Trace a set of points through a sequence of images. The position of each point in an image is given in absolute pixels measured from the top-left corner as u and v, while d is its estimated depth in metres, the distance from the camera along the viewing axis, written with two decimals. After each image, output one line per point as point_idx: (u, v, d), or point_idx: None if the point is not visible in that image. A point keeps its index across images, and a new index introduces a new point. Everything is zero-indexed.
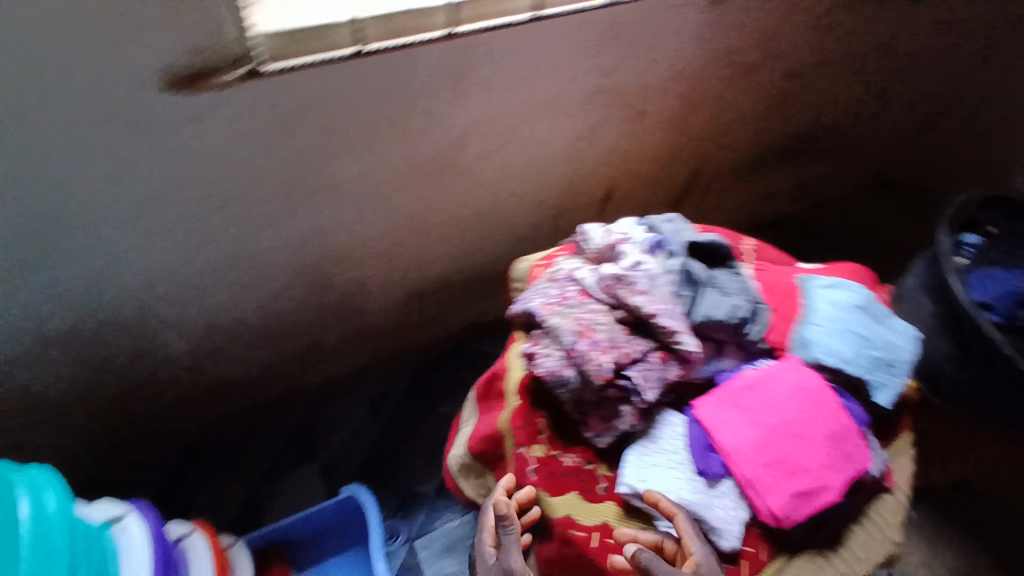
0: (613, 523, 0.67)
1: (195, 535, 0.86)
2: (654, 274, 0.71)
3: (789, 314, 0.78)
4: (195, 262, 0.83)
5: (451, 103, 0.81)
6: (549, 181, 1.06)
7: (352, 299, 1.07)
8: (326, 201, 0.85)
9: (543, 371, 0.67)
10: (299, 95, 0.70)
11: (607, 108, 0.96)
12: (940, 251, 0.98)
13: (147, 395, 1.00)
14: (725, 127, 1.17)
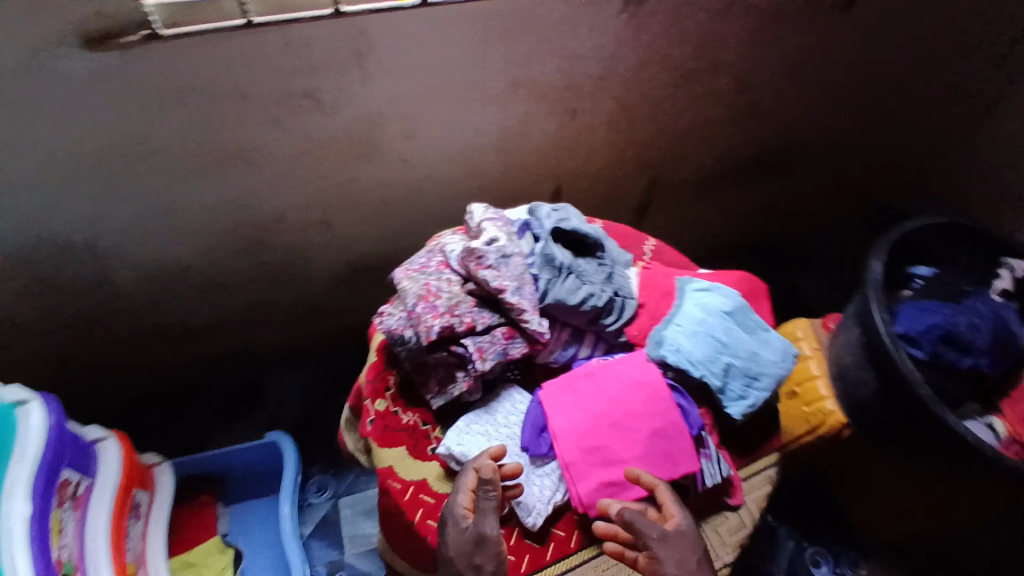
0: (431, 482, 0.68)
1: (109, 441, 0.91)
2: (509, 253, 0.73)
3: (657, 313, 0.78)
4: (132, 206, 0.94)
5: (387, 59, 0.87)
6: (482, 170, 1.11)
7: (291, 265, 1.15)
8: (251, 162, 0.93)
9: (383, 328, 0.70)
10: (216, 64, 0.80)
11: (529, 98, 1.01)
12: (870, 279, 0.90)
13: (111, 331, 1.13)
14: (672, 132, 1.19)
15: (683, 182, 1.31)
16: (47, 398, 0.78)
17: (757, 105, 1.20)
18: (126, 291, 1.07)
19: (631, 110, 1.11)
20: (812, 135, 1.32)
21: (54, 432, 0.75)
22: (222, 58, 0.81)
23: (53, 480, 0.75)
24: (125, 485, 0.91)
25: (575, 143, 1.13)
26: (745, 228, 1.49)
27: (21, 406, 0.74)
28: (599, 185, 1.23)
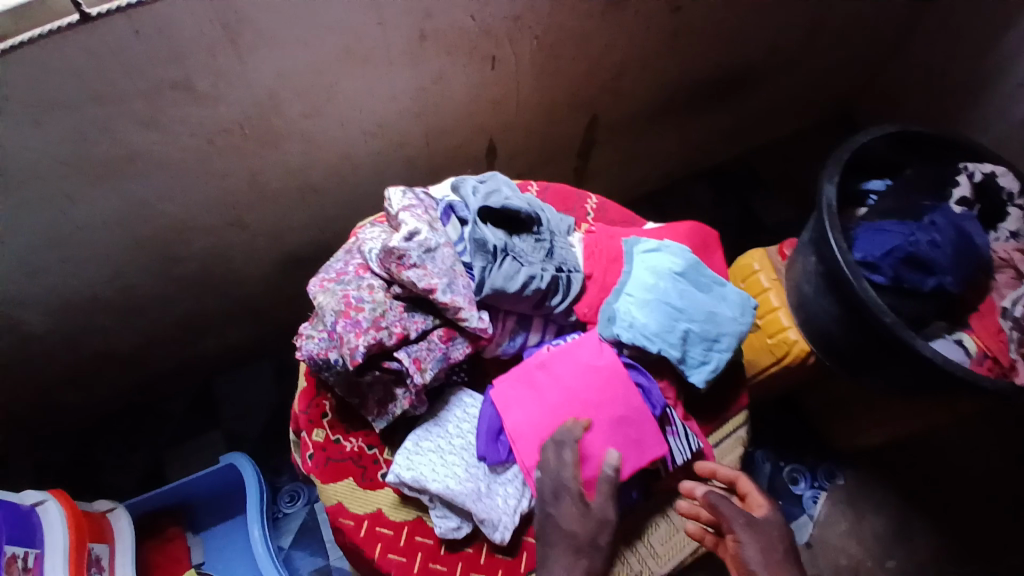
0: (386, 511, 0.64)
1: (49, 503, 0.83)
2: (433, 246, 0.65)
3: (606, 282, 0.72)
4: (4, 244, 0.81)
5: (274, 30, 0.74)
6: (404, 138, 1.00)
7: (217, 272, 1.04)
8: (133, 172, 0.81)
9: (304, 354, 0.63)
10: (60, 69, 0.66)
11: (442, 52, 0.89)
12: (824, 204, 0.85)
13: (27, 376, 1.02)
14: (608, 66, 1.08)
15: (626, 117, 1.21)
16: None
17: (696, 24, 1.09)
18: (31, 335, 0.95)
19: (558, 48, 0.99)
20: (760, 47, 1.22)
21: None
22: (76, 63, 0.67)
23: None
24: (77, 543, 0.85)
25: (503, 93, 1.02)
26: (695, 153, 1.42)
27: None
28: (535, 134, 1.13)
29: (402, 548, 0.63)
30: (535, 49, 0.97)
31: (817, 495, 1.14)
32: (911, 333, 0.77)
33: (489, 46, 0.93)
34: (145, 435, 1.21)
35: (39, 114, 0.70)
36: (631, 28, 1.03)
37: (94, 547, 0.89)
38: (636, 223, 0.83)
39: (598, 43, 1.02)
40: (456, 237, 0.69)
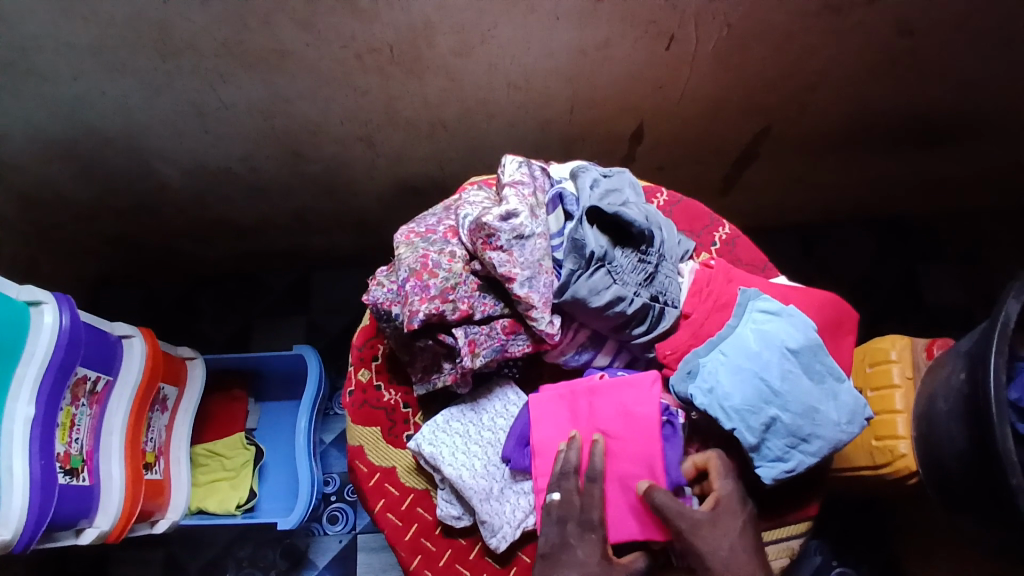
0: (399, 472, 0.64)
1: (135, 340, 0.99)
2: (527, 234, 0.61)
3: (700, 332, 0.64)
4: (164, 102, 0.89)
5: None
6: (548, 99, 0.93)
7: (336, 177, 1.07)
8: (281, 67, 0.85)
9: (370, 300, 0.62)
10: None
11: (613, 20, 0.80)
12: (1000, 318, 0.68)
13: (165, 215, 1.15)
14: (802, 77, 0.92)
15: (802, 138, 1.05)
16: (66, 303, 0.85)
17: (930, 54, 0.89)
18: (170, 182, 1.06)
19: (749, 43, 0.85)
20: (1002, 101, 0.98)
21: (66, 335, 0.83)
22: None
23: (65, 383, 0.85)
24: (149, 380, 1.00)
25: (668, 78, 0.91)
26: (872, 199, 1.22)
27: (37, 307, 0.82)
28: (691, 132, 1.02)
29: (402, 513, 0.63)
30: (718, 42, 0.85)
31: None
32: None
33: (667, 26, 0.82)
34: (244, 299, 1.33)
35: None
36: (838, 43, 0.86)
37: (163, 389, 1.06)
38: (764, 269, 0.72)
39: (794, 51, 0.87)
40: (556, 231, 0.64)
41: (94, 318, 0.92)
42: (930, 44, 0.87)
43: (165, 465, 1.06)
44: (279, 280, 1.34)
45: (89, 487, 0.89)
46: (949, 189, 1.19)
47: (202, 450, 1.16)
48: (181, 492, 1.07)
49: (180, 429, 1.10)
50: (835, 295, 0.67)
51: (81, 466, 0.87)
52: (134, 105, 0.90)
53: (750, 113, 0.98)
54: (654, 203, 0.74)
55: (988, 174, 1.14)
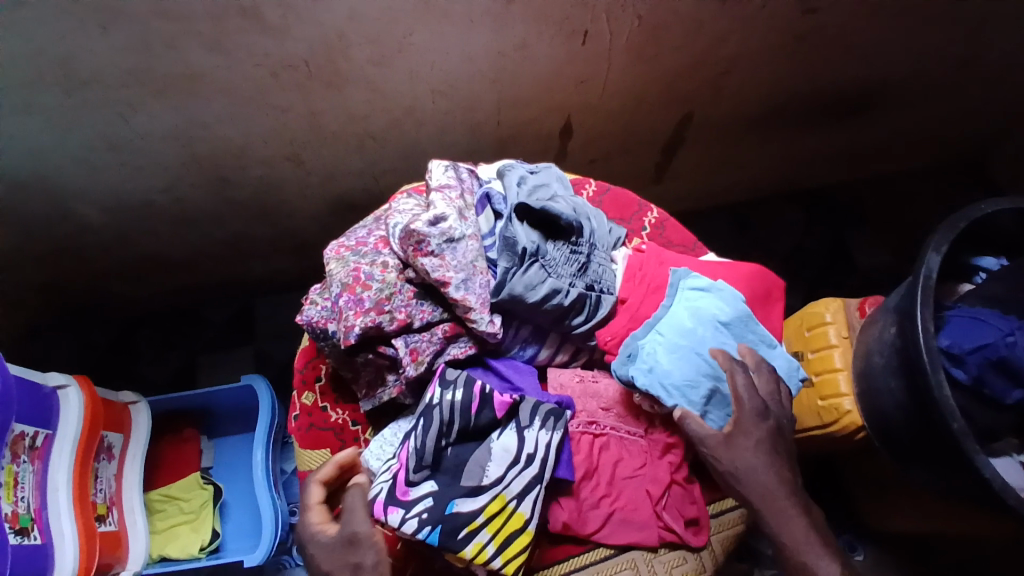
0: (352, 492, 0.62)
1: (71, 389, 0.93)
2: (457, 236, 0.60)
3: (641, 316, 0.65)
4: (74, 139, 0.86)
5: None
6: (473, 103, 0.94)
7: (268, 199, 1.04)
8: (195, 92, 0.82)
9: (303, 319, 0.61)
10: None
11: (528, 19, 0.82)
12: (923, 274, 0.72)
13: (89, 256, 1.10)
14: (716, 61, 0.95)
15: (723, 120, 1.09)
16: None
17: (829, 29, 0.94)
18: (92, 221, 1.02)
19: (660, 32, 0.88)
20: (900, 69, 1.05)
21: None
22: None
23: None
24: (93, 428, 0.96)
25: (587, 72, 0.92)
26: (795, 172, 1.27)
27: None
28: (617, 123, 1.04)
29: None
30: (631, 33, 0.87)
31: None
32: (977, 446, 0.66)
33: (579, 21, 0.84)
34: (185, 335, 1.29)
35: (109, 24, 0.71)
36: (746, 25, 0.90)
37: (107, 436, 1.01)
38: (694, 248, 0.74)
39: (704, 37, 0.90)
40: (487, 231, 0.65)
41: (25, 370, 0.88)
42: (829, 22, 0.92)
43: (119, 516, 1.01)
44: (218, 312, 1.32)
45: (42, 547, 0.84)
46: (862, 155, 1.25)
47: (157, 495, 1.11)
48: (140, 542, 1.02)
49: (131, 477, 1.05)
50: (761, 266, 0.70)
51: (30, 525, 0.83)
52: (40, 144, 0.85)
53: (672, 100, 1.01)
54: (583, 195, 0.75)
55: (897, 137, 1.21)
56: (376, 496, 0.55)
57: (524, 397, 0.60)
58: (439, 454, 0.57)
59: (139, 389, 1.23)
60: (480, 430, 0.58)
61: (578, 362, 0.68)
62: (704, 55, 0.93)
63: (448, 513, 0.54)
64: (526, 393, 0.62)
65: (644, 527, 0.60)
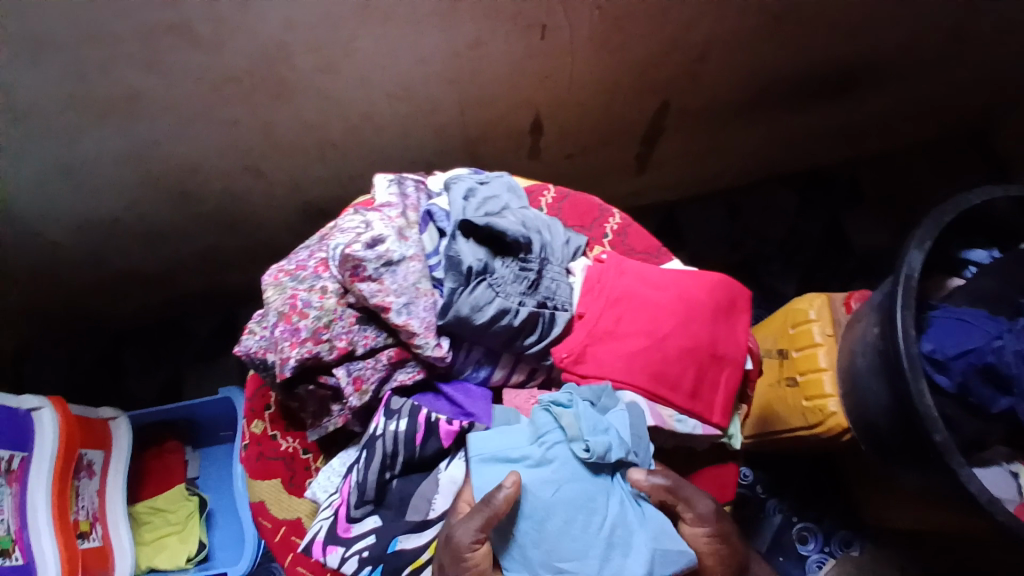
0: (303, 522, 0.61)
1: (45, 411, 0.93)
2: (396, 259, 0.58)
3: (599, 332, 0.62)
4: (26, 165, 0.84)
5: None
6: (434, 105, 0.90)
7: (235, 212, 1.02)
8: (139, 113, 0.80)
9: (242, 351, 0.59)
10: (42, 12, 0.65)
11: (479, 16, 0.77)
12: (904, 274, 0.67)
13: (60, 278, 1.09)
14: (688, 48, 0.90)
15: (702, 108, 1.04)
16: None
17: (806, 9, 0.88)
18: (57, 244, 1.01)
19: (624, 22, 0.83)
20: (888, 45, 0.99)
21: None
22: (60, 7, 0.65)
23: None
24: (72, 447, 0.95)
25: (552, 67, 0.88)
26: (785, 156, 1.22)
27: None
28: (589, 117, 0.99)
29: (312, 565, 0.59)
30: (592, 24, 0.82)
31: (823, 561, 0.98)
32: (961, 458, 0.62)
33: (534, 13, 0.79)
34: (168, 346, 1.27)
35: (35, 53, 0.69)
36: (715, 9, 0.84)
37: (86, 454, 1.00)
38: (657, 255, 0.70)
39: (671, 24, 0.85)
40: (431, 249, 0.62)
41: None
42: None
43: (104, 531, 1.01)
44: (202, 322, 1.29)
45: (24, 566, 0.85)
46: (856, 136, 1.19)
47: (144, 508, 1.11)
48: (126, 558, 1.02)
49: (114, 493, 1.05)
50: (726, 275, 0.66)
51: (11, 546, 0.84)
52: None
53: (644, 90, 0.96)
54: (541, 203, 0.73)
55: (891, 115, 1.15)
56: (316, 534, 0.56)
57: (474, 424, 0.57)
58: (382, 487, 0.57)
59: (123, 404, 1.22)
60: (424, 459, 0.57)
61: (535, 382, 0.65)
62: (672, 42, 0.88)
63: (390, 551, 0.54)
64: (478, 420, 0.59)
65: None
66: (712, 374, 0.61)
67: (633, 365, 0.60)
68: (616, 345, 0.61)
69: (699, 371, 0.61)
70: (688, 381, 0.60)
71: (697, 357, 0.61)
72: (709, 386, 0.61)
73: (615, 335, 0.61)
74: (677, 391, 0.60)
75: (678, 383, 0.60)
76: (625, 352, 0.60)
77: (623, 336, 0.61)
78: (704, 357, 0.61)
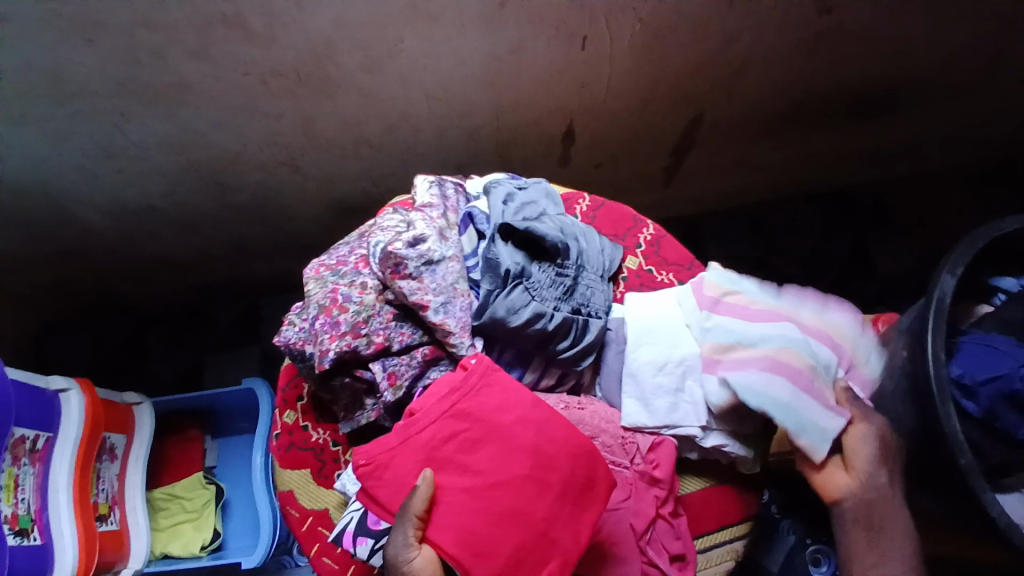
0: (331, 514, 0.62)
1: (72, 392, 0.93)
2: (436, 258, 0.59)
3: (502, 418, 0.56)
4: (69, 148, 0.86)
5: None
6: (471, 108, 0.92)
7: (267, 203, 1.04)
8: (186, 101, 0.81)
9: (280, 340, 0.60)
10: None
11: (524, 21, 0.78)
12: (935, 296, 0.66)
13: (93, 259, 1.12)
14: (726, 63, 0.91)
15: (736, 123, 1.04)
16: None
17: (845, 30, 0.88)
18: (93, 224, 1.03)
19: (663, 34, 0.84)
20: (929, 68, 0.98)
21: None
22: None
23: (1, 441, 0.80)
24: (96, 430, 0.95)
25: (590, 75, 0.89)
26: (815, 175, 1.21)
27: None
28: (621, 125, 1.00)
29: (338, 556, 0.61)
30: (632, 32, 0.83)
31: None
32: (986, 484, 0.59)
33: (575, 22, 0.80)
34: (195, 334, 1.29)
35: (88, 40, 0.71)
36: (757, 21, 0.84)
37: (109, 437, 1.00)
38: (690, 268, 0.72)
39: (711, 35, 0.85)
40: (470, 251, 0.63)
41: (26, 375, 0.87)
42: (841, 20, 0.87)
43: (122, 515, 1.01)
44: (226, 311, 1.30)
45: (42, 548, 0.84)
46: (890, 157, 1.19)
47: (161, 494, 1.13)
48: (141, 542, 1.03)
49: (134, 477, 1.05)
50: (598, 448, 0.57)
51: (30, 526, 0.83)
52: (35, 154, 0.86)
53: (676, 100, 0.97)
54: (576, 210, 0.74)
55: (923, 141, 1.15)
56: (347, 525, 0.56)
57: None
58: None
59: (146, 388, 1.24)
60: None
61: (564, 388, 0.65)
62: (709, 53, 0.89)
63: None
64: None
65: (626, 561, 0.58)
66: (488, 564, 0.50)
67: (567, 441, 0.55)
68: (494, 478, 0.53)
69: (494, 547, 0.51)
70: (535, 521, 0.52)
71: (476, 541, 0.51)
72: (514, 560, 0.51)
73: (488, 402, 0.56)
74: (562, 499, 0.53)
75: (514, 529, 0.51)
76: (505, 473, 0.53)
77: (484, 453, 0.54)
78: (529, 532, 0.52)
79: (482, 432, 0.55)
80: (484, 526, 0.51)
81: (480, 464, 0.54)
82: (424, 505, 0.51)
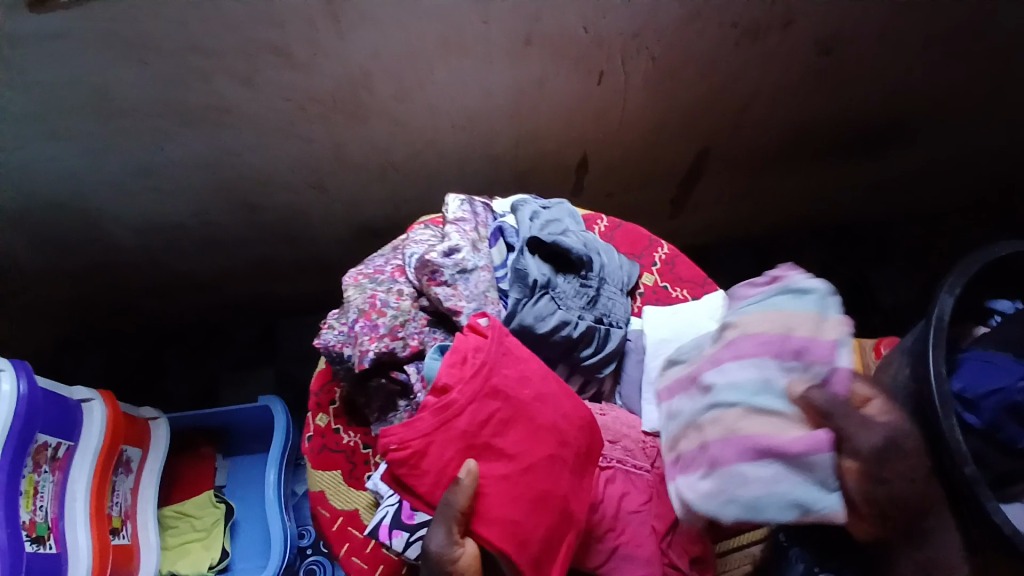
0: (361, 514, 0.64)
1: (95, 403, 0.96)
2: (469, 268, 0.64)
3: (523, 394, 0.58)
4: (111, 166, 0.91)
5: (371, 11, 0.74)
6: (492, 137, 0.97)
7: (292, 224, 1.08)
8: (227, 124, 0.87)
9: (321, 343, 0.63)
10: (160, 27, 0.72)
11: (546, 57, 0.85)
12: (936, 315, 0.70)
13: (117, 276, 1.16)
14: (731, 99, 0.97)
15: (739, 157, 1.11)
16: (20, 366, 0.84)
17: (841, 73, 0.96)
18: (123, 241, 1.07)
19: (674, 72, 0.91)
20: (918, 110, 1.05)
21: (24, 403, 0.82)
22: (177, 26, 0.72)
23: (25, 447, 0.82)
24: (114, 443, 0.97)
25: (605, 108, 0.95)
26: (814, 208, 1.27)
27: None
28: (631, 156, 1.06)
29: (367, 555, 0.62)
30: (645, 70, 0.89)
31: None
32: (989, 492, 0.63)
33: (593, 59, 0.86)
34: (211, 353, 1.31)
35: (144, 65, 0.76)
36: (759, 63, 0.91)
37: (125, 450, 1.02)
38: (704, 284, 0.76)
39: (718, 74, 0.92)
40: (499, 262, 0.67)
41: (52, 384, 0.90)
42: (837, 63, 0.94)
43: (133, 530, 1.02)
44: (242, 331, 1.33)
45: (56, 556, 0.84)
46: (886, 193, 1.25)
47: (170, 512, 1.12)
48: (151, 558, 1.03)
49: (147, 492, 1.06)
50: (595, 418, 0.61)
51: (47, 534, 0.84)
52: (79, 172, 0.91)
53: (684, 133, 1.03)
54: (595, 230, 0.78)
55: (916, 178, 1.22)
56: (382, 519, 0.59)
57: None
58: None
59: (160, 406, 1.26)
60: None
61: (586, 395, 0.68)
62: (716, 90, 0.95)
63: None
64: None
65: (649, 564, 0.59)
66: (528, 552, 0.53)
67: (574, 415, 0.59)
68: (526, 461, 0.55)
69: (531, 534, 0.53)
70: (562, 499, 0.55)
71: (517, 530, 0.53)
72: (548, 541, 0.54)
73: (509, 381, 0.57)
74: (574, 471, 0.57)
75: (546, 511, 0.54)
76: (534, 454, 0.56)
77: (514, 434, 0.56)
78: (557, 512, 0.55)
79: (511, 411, 0.57)
80: (521, 514, 0.53)
81: (512, 448, 0.56)
82: (466, 501, 0.52)
